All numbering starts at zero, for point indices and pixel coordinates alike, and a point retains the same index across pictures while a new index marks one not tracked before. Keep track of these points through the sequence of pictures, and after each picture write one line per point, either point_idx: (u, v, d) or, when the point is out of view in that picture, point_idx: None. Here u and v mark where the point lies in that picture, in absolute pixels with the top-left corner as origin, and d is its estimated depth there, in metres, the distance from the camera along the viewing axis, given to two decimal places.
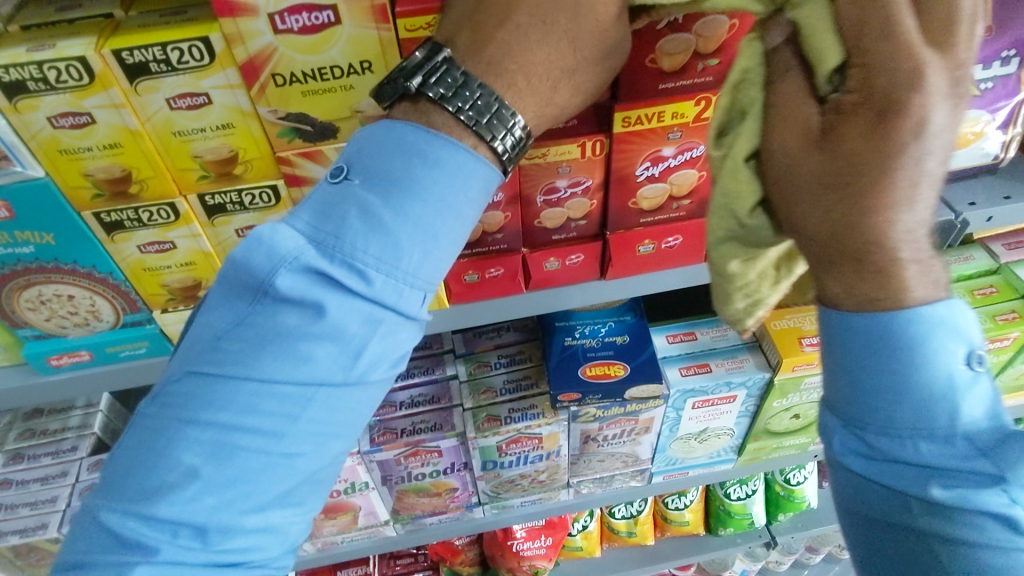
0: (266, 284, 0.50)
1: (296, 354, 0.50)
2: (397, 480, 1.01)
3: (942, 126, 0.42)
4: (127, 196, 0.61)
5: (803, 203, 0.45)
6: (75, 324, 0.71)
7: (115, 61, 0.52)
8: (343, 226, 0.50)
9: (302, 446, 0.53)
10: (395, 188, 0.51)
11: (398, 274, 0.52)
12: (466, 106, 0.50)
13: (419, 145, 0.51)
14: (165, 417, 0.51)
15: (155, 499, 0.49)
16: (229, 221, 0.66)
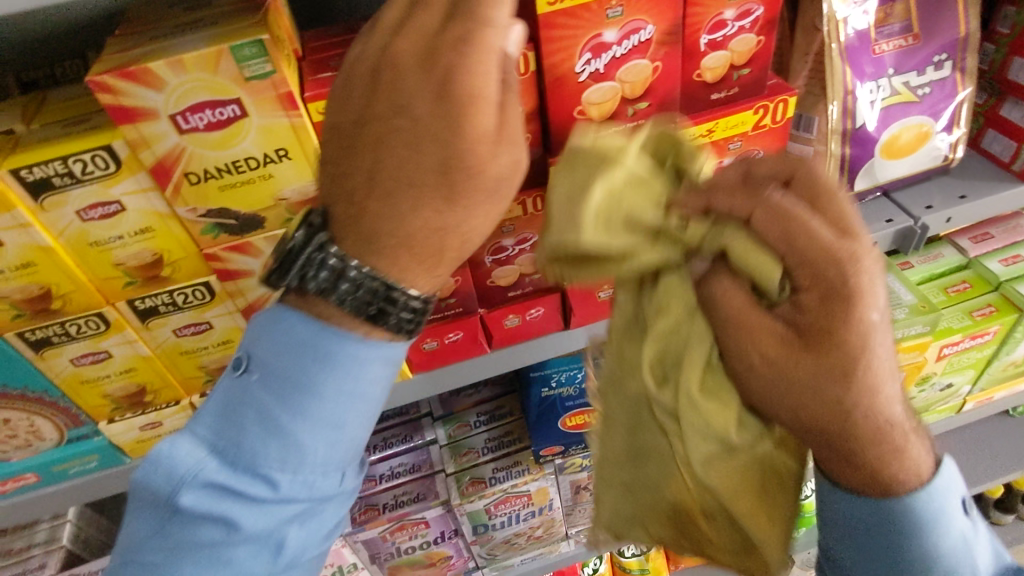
0: (201, 466, 0.53)
1: (219, 515, 0.53)
2: (386, 557, 0.96)
3: (883, 316, 0.43)
4: (50, 312, 0.58)
5: (777, 409, 0.47)
6: (16, 447, 0.67)
7: (15, 181, 0.49)
8: (243, 430, 0.53)
9: (300, 505, 0.56)
10: (297, 376, 0.53)
11: (304, 470, 0.54)
12: (348, 298, 0.50)
13: (318, 339, 0.52)
14: (160, 497, 0.53)
15: (178, 558, 0.53)
16: (165, 322, 0.62)
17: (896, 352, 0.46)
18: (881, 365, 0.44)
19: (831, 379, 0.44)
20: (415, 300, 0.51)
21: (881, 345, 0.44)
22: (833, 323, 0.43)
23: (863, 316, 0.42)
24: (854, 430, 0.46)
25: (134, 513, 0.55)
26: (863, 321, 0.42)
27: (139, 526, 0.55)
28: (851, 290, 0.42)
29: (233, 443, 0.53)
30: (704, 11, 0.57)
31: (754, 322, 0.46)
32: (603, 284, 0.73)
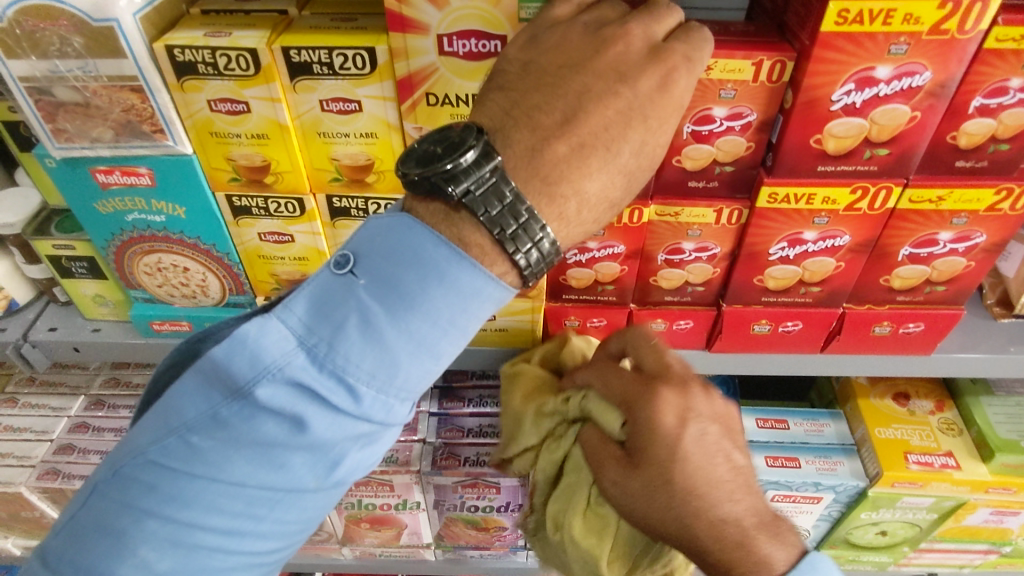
0: (288, 361, 0.46)
1: (293, 415, 0.47)
2: (448, 508, 0.96)
3: (700, 405, 0.56)
4: (261, 185, 0.61)
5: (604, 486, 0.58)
6: (182, 295, 0.72)
7: (282, 58, 0.53)
8: (341, 333, 0.47)
9: (369, 433, 0.50)
10: (410, 290, 0.48)
11: (390, 390, 0.49)
12: (491, 213, 0.47)
13: (435, 257, 0.48)
14: (226, 384, 0.47)
15: (223, 463, 0.47)
16: (349, 225, 0.65)
17: (733, 474, 0.56)
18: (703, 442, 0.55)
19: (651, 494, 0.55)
20: (551, 248, 0.48)
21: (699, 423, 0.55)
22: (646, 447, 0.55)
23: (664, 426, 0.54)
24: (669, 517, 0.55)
25: (185, 392, 0.48)
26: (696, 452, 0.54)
27: (188, 404, 0.47)
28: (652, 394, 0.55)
29: (321, 345, 0.47)
30: (989, 73, 0.53)
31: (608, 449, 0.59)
32: (762, 318, 0.70)
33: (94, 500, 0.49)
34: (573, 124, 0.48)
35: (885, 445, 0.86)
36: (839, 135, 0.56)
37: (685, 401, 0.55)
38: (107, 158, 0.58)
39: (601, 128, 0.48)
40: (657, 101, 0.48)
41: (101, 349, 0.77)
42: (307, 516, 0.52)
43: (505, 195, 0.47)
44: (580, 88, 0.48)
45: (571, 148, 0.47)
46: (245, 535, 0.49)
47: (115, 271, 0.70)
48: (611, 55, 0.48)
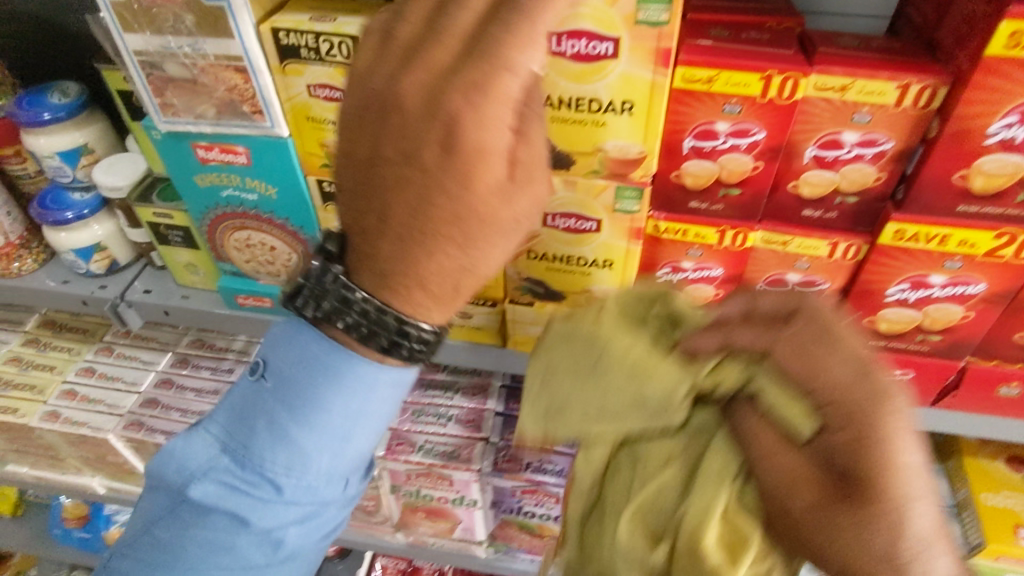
0: (217, 459, 0.58)
1: (226, 509, 0.58)
2: (505, 509, 0.97)
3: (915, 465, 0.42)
4: None
5: (800, 505, 0.45)
6: (267, 273, 0.73)
7: None
8: (254, 435, 0.57)
9: (332, 498, 0.60)
10: (309, 409, 0.56)
11: (308, 480, 0.57)
12: (355, 327, 0.50)
13: (332, 356, 0.54)
14: (173, 496, 0.60)
15: (203, 514, 0.59)
16: None
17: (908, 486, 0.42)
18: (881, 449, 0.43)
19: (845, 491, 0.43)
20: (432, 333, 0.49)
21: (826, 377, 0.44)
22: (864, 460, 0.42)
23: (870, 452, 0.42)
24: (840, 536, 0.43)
25: (165, 456, 0.60)
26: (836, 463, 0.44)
27: (159, 495, 0.61)
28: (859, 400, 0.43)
29: (242, 443, 0.57)
30: None
31: (787, 456, 0.46)
32: None
33: (141, 516, 0.63)
34: (417, 224, 0.43)
35: (992, 512, 0.77)
36: (990, 172, 0.49)
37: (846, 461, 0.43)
38: (207, 134, 0.59)
39: (417, 202, 0.42)
40: (449, 166, 0.41)
41: (189, 316, 0.79)
42: (301, 568, 0.65)
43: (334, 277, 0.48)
44: (382, 154, 0.43)
45: (394, 245, 0.44)
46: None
47: (208, 243, 0.72)
48: (493, 146, 0.41)
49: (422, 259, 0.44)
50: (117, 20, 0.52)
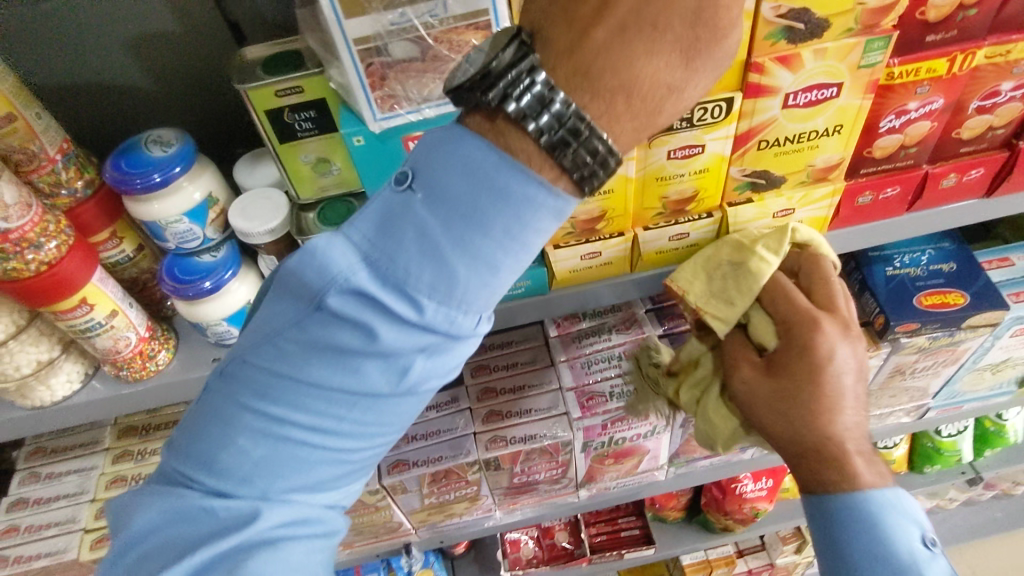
0: (355, 266, 0.46)
1: (362, 325, 0.47)
2: (694, 423, 0.98)
3: (846, 358, 0.61)
4: None
5: (766, 420, 0.62)
6: None
7: None
8: (403, 244, 0.45)
9: (464, 330, 0.49)
10: (482, 215, 0.45)
11: (451, 302, 0.47)
12: (545, 128, 0.44)
13: (500, 176, 0.45)
14: (297, 310, 0.47)
15: (328, 343, 0.47)
16: (665, 141, 0.59)
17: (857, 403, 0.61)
18: (845, 389, 0.60)
19: (784, 396, 0.61)
20: (610, 156, 0.45)
21: (847, 376, 0.61)
22: (798, 361, 0.61)
23: (821, 347, 0.60)
24: (815, 446, 0.60)
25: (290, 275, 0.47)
26: (837, 376, 0.60)
27: (284, 306, 0.48)
28: (808, 344, 0.61)
29: (384, 254, 0.45)
30: None
31: (747, 353, 0.66)
32: None
33: (218, 388, 0.51)
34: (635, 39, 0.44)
35: None
36: None
37: (844, 340, 0.61)
38: (427, 121, 0.51)
39: (642, 3, 0.43)
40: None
41: None
42: (402, 420, 0.53)
43: (532, 87, 0.44)
44: None
45: (611, 34, 0.44)
46: (332, 435, 0.50)
47: None
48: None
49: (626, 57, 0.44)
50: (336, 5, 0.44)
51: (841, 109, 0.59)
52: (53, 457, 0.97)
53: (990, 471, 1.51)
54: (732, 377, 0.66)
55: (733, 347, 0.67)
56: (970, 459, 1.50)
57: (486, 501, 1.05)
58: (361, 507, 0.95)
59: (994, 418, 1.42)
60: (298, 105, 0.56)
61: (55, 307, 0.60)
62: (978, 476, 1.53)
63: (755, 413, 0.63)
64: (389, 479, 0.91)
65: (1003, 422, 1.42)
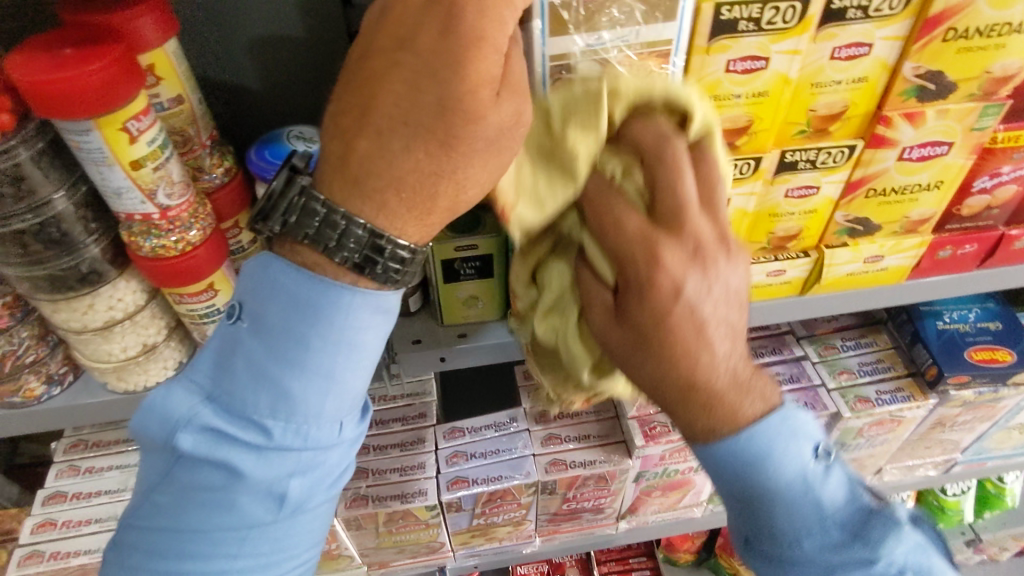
0: (199, 405, 0.52)
1: (244, 409, 0.51)
2: None
3: (699, 289, 0.45)
4: (728, 148, 0.58)
5: (628, 362, 0.48)
6: None
7: (825, 5, 0.50)
8: (319, 353, 0.50)
9: (319, 439, 0.53)
10: (295, 350, 0.50)
11: (295, 420, 0.51)
12: (346, 257, 0.47)
13: (317, 294, 0.49)
14: (260, 377, 0.50)
15: (277, 419, 0.51)
16: (786, 180, 0.63)
17: (730, 323, 0.47)
18: (705, 321, 0.46)
19: (640, 350, 0.47)
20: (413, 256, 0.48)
21: (708, 304, 0.46)
22: (666, 330, 0.45)
23: (661, 291, 0.45)
24: (663, 385, 0.48)
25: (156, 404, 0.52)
26: (687, 322, 0.45)
27: (157, 421, 0.52)
28: (646, 280, 0.45)
29: (236, 398, 0.51)
30: None
31: (599, 296, 0.50)
32: None
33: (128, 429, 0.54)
34: (448, 157, 0.43)
35: None
36: None
37: (689, 270, 0.45)
38: None
39: None
40: None
41: (477, 351, 0.74)
42: (314, 529, 0.59)
43: (287, 213, 0.47)
44: None
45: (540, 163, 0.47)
46: (254, 499, 0.53)
47: (513, 265, 0.67)
48: None
49: (393, 165, 0.44)
50: (545, 23, 0.47)
51: (947, 166, 0.64)
52: (94, 452, 0.94)
53: (989, 533, 1.53)
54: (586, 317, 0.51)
55: (586, 279, 0.51)
56: (970, 521, 1.53)
57: (528, 527, 1.04)
58: (411, 523, 0.93)
59: (994, 480, 1.46)
60: None
61: (182, 290, 0.60)
62: (979, 539, 1.55)
63: (615, 362, 0.50)
64: (448, 496, 0.90)
65: (1004, 485, 1.45)
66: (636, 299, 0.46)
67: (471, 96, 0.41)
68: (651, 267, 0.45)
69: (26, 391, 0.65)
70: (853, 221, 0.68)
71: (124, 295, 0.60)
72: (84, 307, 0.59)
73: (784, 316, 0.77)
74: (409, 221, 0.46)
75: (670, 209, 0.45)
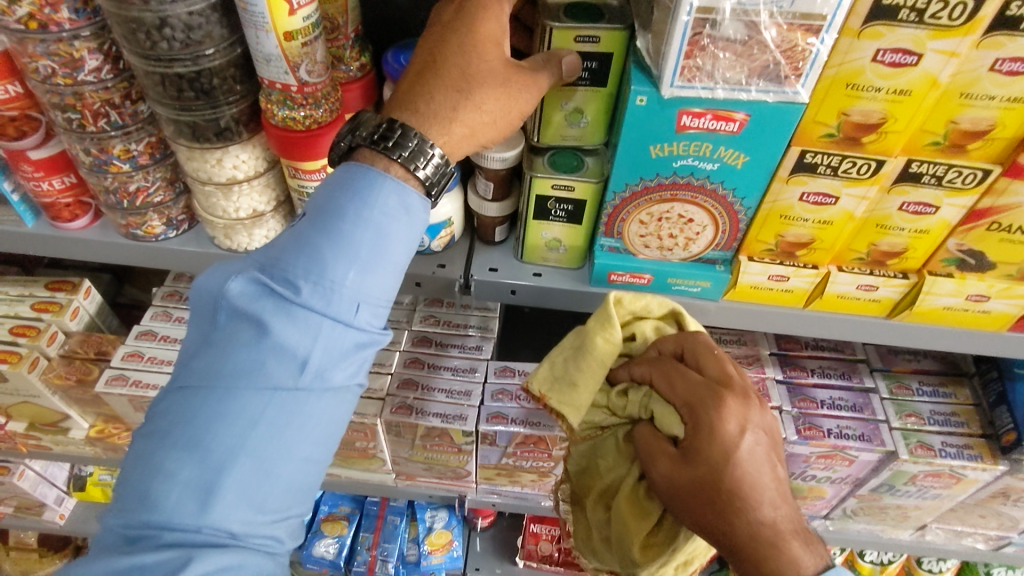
0: (249, 267, 0.55)
1: (283, 277, 0.54)
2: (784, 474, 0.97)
3: (755, 434, 0.61)
4: (852, 143, 0.56)
5: (694, 510, 0.62)
6: (657, 247, 0.69)
7: (999, 8, 0.47)
8: (359, 230, 0.54)
9: (347, 314, 0.55)
10: (337, 224, 0.54)
11: (330, 286, 0.54)
12: (398, 151, 0.55)
13: (363, 180, 0.55)
14: (303, 247, 0.54)
15: (312, 285, 0.54)
16: (905, 193, 0.60)
17: (778, 484, 0.62)
18: (760, 465, 0.61)
19: (704, 493, 0.60)
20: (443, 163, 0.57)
21: (761, 449, 0.61)
22: (708, 446, 0.60)
23: (727, 434, 0.60)
24: (756, 531, 0.60)
25: (214, 269, 0.56)
26: (748, 463, 0.60)
27: (208, 280, 0.55)
28: (711, 421, 0.60)
29: (278, 263, 0.54)
30: None
31: (662, 446, 0.65)
32: None
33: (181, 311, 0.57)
34: (466, 83, 0.56)
35: None
36: None
37: (746, 417, 0.61)
38: (713, 101, 0.54)
39: None
40: None
41: (547, 295, 0.75)
42: (326, 427, 0.58)
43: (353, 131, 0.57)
44: None
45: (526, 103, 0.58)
46: (275, 372, 0.54)
47: (603, 218, 0.68)
48: None
49: (428, 84, 0.56)
50: None
51: None
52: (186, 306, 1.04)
53: None
54: (651, 470, 0.65)
55: (656, 438, 0.66)
56: None
57: (553, 481, 1.07)
58: (446, 444, 0.97)
59: None
60: (587, 54, 0.59)
61: (298, 165, 0.64)
62: None
63: (678, 502, 0.63)
64: (485, 427, 0.93)
65: None
66: (710, 430, 0.60)
67: (480, 45, 0.56)
68: (712, 401, 0.61)
69: (147, 227, 0.73)
70: (966, 252, 0.65)
71: (248, 157, 0.66)
72: (213, 161, 0.65)
73: (865, 335, 0.74)
74: (434, 128, 0.56)
75: (717, 377, 0.64)
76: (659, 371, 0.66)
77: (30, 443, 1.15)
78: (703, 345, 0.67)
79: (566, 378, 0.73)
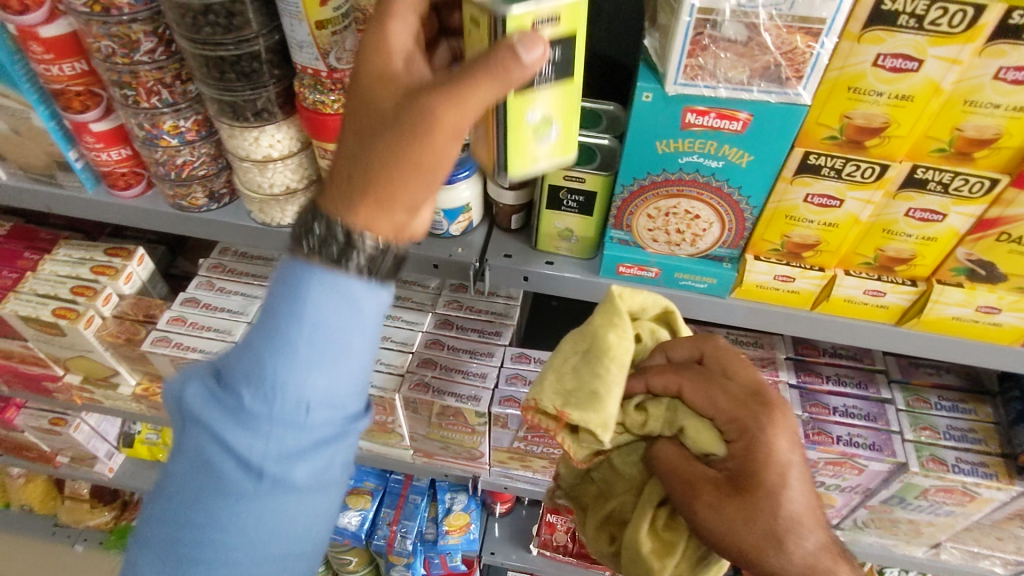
0: (205, 378, 0.55)
1: (211, 418, 0.53)
2: None
3: (795, 448, 0.64)
4: (856, 146, 0.57)
5: (733, 528, 0.62)
6: (666, 241, 0.71)
7: (1001, 17, 0.48)
8: (282, 376, 0.51)
9: (298, 416, 0.52)
10: (262, 365, 0.51)
11: (271, 455, 0.53)
12: (326, 245, 0.50)
13: (290, 288, 0.51)
14: (244, 364, 0.52)
15: (237, 463, 0.53)
16: (910, 199, 0.61)
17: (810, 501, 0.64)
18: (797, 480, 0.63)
19: (748, 507, 0.62)
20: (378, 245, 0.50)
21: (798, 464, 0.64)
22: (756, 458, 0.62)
23: (775, 445, 0.63)
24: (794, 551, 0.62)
25: (175, 383, 0.56)
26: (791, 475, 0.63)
27: (172, 387, 0.56)
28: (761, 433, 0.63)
29: (226, 377, 0.53)
30: None
31: (694, 466, 0.65)
32: None
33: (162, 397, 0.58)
34: (375, 135, 0.48)
35: None
36: None
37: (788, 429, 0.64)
38: (715, 100, 0.56)
39: None
40: None
41: (558, 282, 0.78)
42: (316, 511, 0.57)
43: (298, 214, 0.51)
44: None
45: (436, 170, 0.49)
46: (243, 465, 0.53)
47: (613, 210, 0.70)
48: None
49: (347, 154, 0.49)
50: None
51: None
52: (228, 277, 1.11)
53: None
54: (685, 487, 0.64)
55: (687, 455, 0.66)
56: None
57: None
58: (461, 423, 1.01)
59: None
60: None
61: (328, 146, 0.69)
62: None
63: (718, 521, 0.62)
64: (497, 410, 0.97)
65: None
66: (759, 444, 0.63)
67: (382, 111, 0.48)
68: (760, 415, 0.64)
69: (191, 198, 0.79)
70: (976, 262, 0.64)
71: (282, 138, 0.71)
72: (251, 139, 0.70)
73: (873, 341, 0.74)
74: (360, 204, 0.50)
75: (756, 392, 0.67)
76: (694, 383, 0.67)
77: (84, 396, 1.24)
78: (729, 352, 0.70)
79: (587, 387, 0.67)
